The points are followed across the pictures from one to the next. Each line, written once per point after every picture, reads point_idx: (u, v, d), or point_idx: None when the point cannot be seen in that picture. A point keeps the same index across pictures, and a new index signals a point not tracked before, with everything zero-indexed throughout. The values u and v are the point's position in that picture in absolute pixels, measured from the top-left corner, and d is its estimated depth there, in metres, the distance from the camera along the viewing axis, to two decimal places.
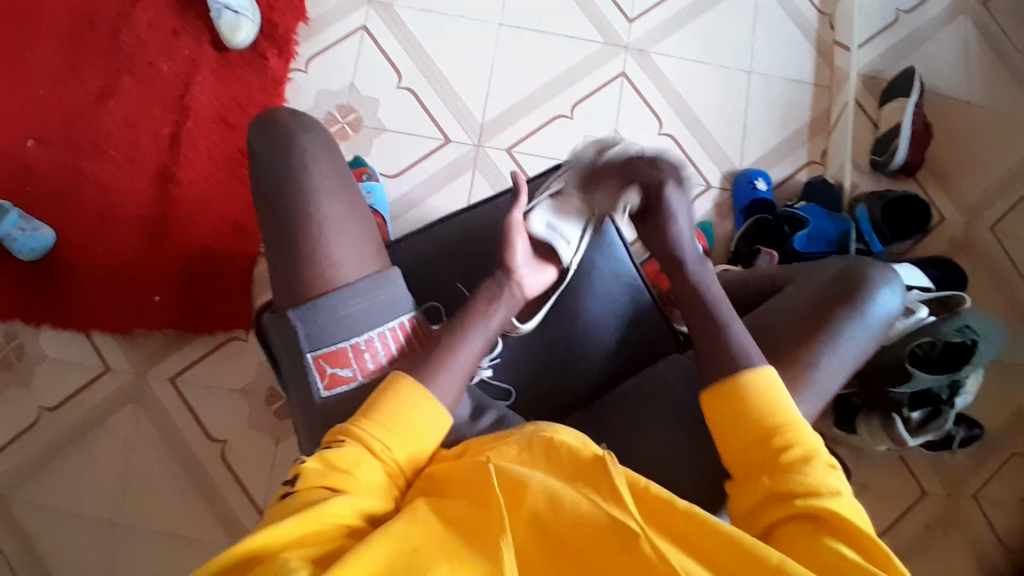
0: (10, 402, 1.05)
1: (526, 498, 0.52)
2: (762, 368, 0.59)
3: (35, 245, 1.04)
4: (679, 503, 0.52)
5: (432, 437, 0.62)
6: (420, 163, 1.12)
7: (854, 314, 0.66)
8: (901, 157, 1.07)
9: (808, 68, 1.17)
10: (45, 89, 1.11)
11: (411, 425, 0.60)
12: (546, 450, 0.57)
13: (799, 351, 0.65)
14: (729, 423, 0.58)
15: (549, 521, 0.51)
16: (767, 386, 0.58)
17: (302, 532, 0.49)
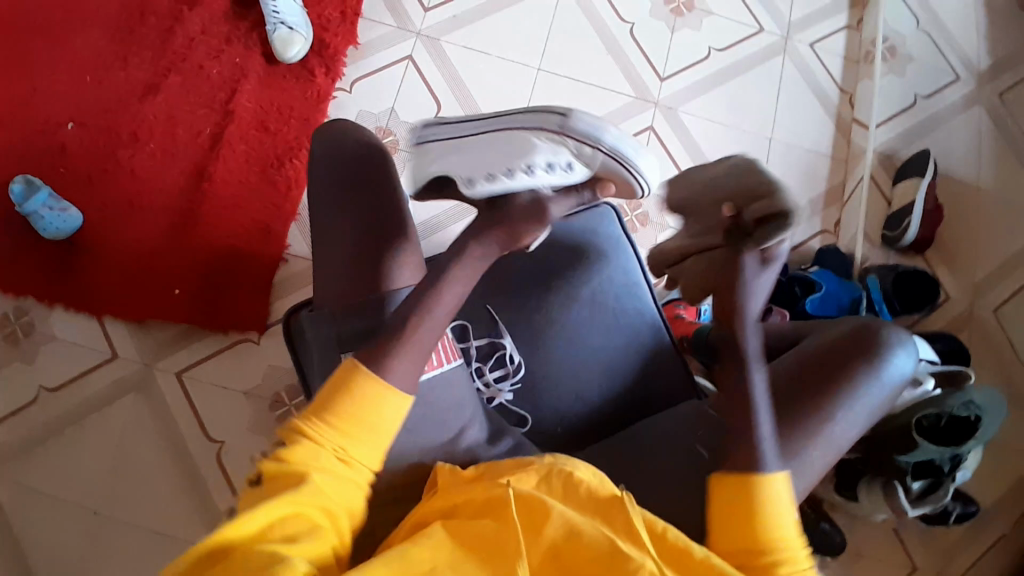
0: (12, 378, 1.05)
1: (543, 535, 0.55)
2: (776, 478, 0.61)
3: (61, 225, 1.05)
4: (696, 552, 0.55)
5: (394, 428, 0.61)
6: (450, 189, 1.16)
7: (872, 373, 0.73)
8: (911, 235, 1.12)
9: (828, 141, 1.22)
10: (94, 77, 1.14)
11: (373, 420, 0.60)
12: (565, 485, 0.60)
13: (818, 402, 0.71)
14: (729, 516, 0.60)
15: (566, 553, 0.55)
16: (780, 494, 0.60)
17: (267, 520, 0.53)
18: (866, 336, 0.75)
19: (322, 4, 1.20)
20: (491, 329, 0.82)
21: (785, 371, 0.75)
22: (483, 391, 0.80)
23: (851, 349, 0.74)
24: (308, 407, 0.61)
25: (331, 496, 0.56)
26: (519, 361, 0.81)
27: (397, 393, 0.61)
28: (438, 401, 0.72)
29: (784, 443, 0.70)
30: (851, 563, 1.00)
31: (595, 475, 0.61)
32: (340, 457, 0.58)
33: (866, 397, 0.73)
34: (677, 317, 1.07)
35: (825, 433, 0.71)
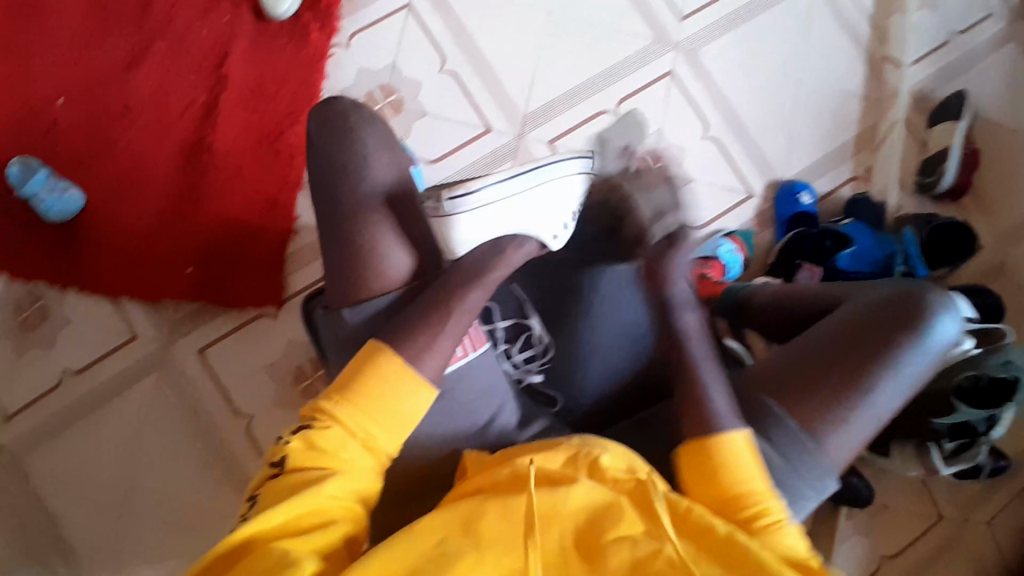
0: (33, 363, 1.04)
1: (566, 503, 0.58)
2: (733, 435, 0.63)
3: (63, 207, 1.02)
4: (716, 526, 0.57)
5: (413, 418, 0.64)
6: (461, 150, 1.10)
7: (914, 342, 0.69)
8: (948, 181, 1.06)
9: (858, 81, 1.15)
10: (81, 46, 1.08)
11: (393, 409, 0.63)
12: (591, 467, 0.61)
13: (858, 378, 0.69)
14: (700, 476, 0.63)
15: (589, 529, 0.57)
16: (740, 451, 0.62)
17: (293, 514, 0.55)
18: (906, 300, 0.71)
19: None
20: (518, 310, 0.82)
21: (818, 338, 0.73)
22: (512, 372, 0.80)
23: (891, 316, 0.71)
24: (329, 390, 0.64)
25: (350, 483, 0.59)
26: (546, 341, 0.80)
27: (419, 383, 0.65)
28: (469, 392, 0.72)
29: (819, 416, 0.68)
30: (874, 514, 1.02)
31: (625, 462, 0.61)
32: (363, 443, 0.62)
33: (907, 364, 0.69)
34: (702, 276, 1.02)
35: (863, 403, 0.68)
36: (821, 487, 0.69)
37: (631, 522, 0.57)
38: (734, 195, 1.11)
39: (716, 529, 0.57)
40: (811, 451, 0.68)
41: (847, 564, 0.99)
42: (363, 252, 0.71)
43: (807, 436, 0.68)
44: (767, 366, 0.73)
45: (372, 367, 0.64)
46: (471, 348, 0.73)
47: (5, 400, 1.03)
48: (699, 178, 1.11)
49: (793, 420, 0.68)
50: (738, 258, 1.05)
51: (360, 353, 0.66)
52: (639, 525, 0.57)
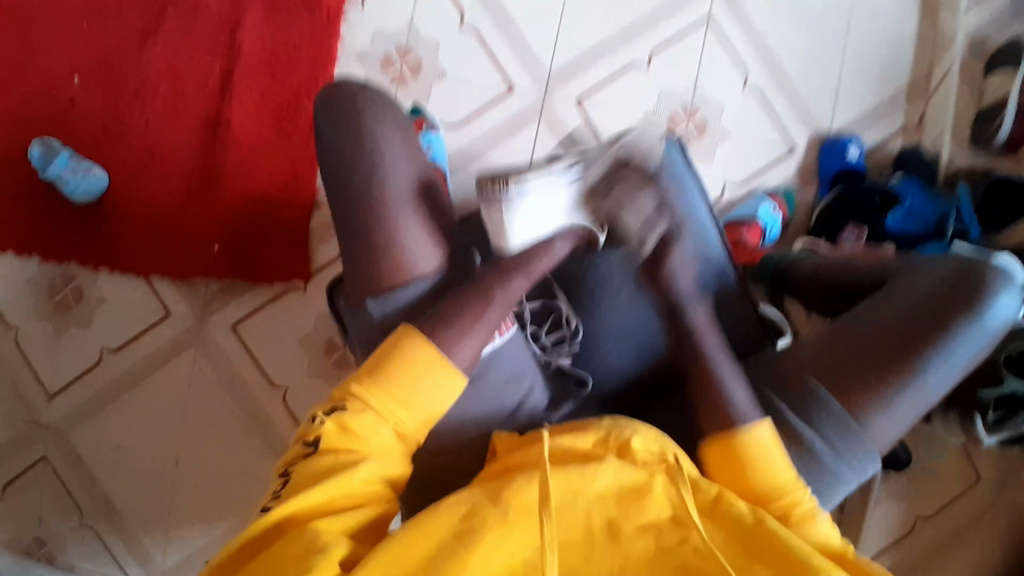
0: (72, 342, 1.06)
1: (595, 484, 0.54)
2: (758, 426, 0.61)
3: (88, 188, 1.01)
4: (744, 514, 0.54)
5: (441, 405, 0.62)
6: (482, 113, 1.05)
7: (972, 319, 0.65)
8: (1005, 133, 0.98)
9: (912, 22, 1.06)
10: (91, 20, 1.05)
11: (423, 398, 0.61)
12: (622, 449, 0.58)
13: (909, 357, 0.65)
14: (730, 474, 0.60)
15: (619, 514, 0.54)
16: (765, 443, 0.60)
17: (326, 497, 0.54)
18: (964, 276, 0.66)
19: None
20: (545, 292, 0.81)
21: (867, 316, 0.68)
22: (540, 356, 0.78)
23: (947, 294, 0.66)
24: (361, 373, 0.61)
25: (380, 468, 0.57)
26: (576, 322, 0.79)
27: (451, 373, 0.63)
28: (500, 376, 0.71)
29: (865, 397, 0.64)
30: (912, 480, 1.00)
31: (657, 444, 0.58)
32: (394, 429, 0.60)
33: (961, 344, 0.65)
34: (740, 240, 0.97)
35: (912, 384, 0.64)
36: (862, 470, 0.65)
37: (658, 510, 0.54)
38: (775, 151, 1.05)
39: (744, 516, 0.54)
40: (855, 434, 0.64)
41: (882, 525, 0.99)
42: (387, 243, 0.69)
43: (852, 419, 0.64)
44: (810, 344, 0.70)
45: (405, 352, 0.62)
46: (500, 333, 0.70)
47: (49, 377, 1.05)
48: (736, 133, 1.05)
49: (838, 402, 0.65)
50: (777, 219, 0.99)
51: (392, 337, 0.64)
52: (668, 510, 0.55)
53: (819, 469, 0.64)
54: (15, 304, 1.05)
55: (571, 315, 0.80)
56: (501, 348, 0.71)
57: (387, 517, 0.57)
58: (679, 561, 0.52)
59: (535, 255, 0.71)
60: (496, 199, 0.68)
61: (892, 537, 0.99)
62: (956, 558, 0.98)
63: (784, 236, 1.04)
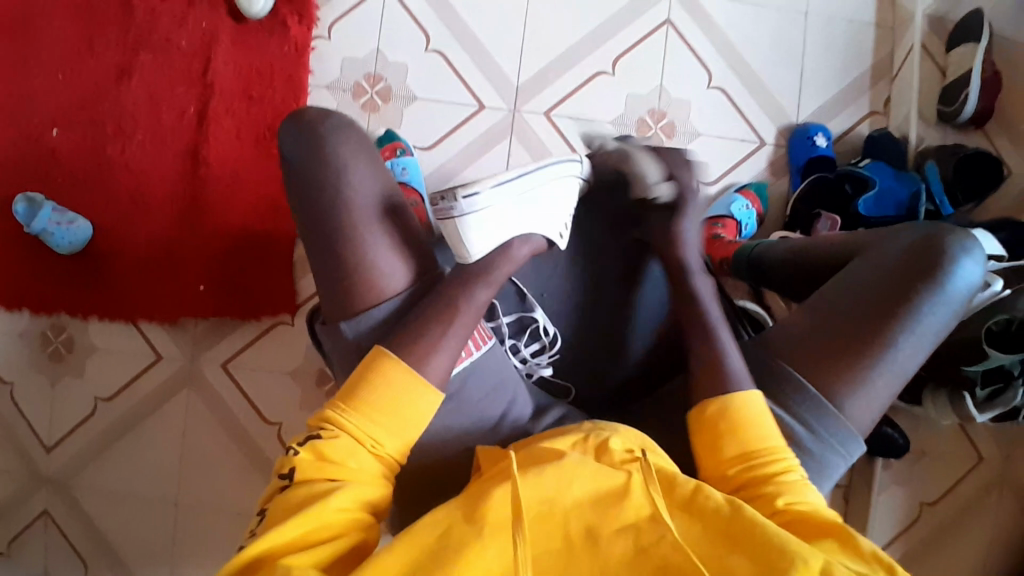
0: (66, 392, 1.06)
1: (571, 490, 0.55)
2: (749, 393, 0.62)
3: (72, 238, 1.01)
4: (724, 506, 0.54)
5: (418, 418, 0.64)
6: (454, 133, 1.06)
7: (936, 291, 0.65)
8: (971, 108, 0.99)
9: (869, 7, 1.08)
10: (62, 70, 1.06)
11: (400, 417, 0.63)
12: (599, 450, 0.60)
13: (880, 329, 0.65)
14: (713, 445, 0.61)
15: (598, 518, 0.54)
16: (754, 406, 0.62)
17: (300, 531, 0.55)
18: (929, 250, 0.67)
19: None
20: (519, 304, 0.83)
21: (837, 296, 0.69)
22: (521, 367, 0.81)
23: (912, 268, 0.67)
24: (335, 399, 0.64)
25: (357, 492, 0.59)
26: (554, 332, 0.83)
27: (425, 389, 0.65)
28: (477, 393, 0.72)
29: (839, 376, 0.65)
30: (914, 464, 0.99)
31: (631, 444, 0.61)
32: (372, 450, 0.62)
33: (929, 317, 0.65)
34: (716, 237, 0.99)
35: (885, 359, 0.65)
36: (845, 452, 0.66)
37: (638, 509, 0.55)
38: (746, 145, 1.06)
39: (722, 507, 0.54)
40: (833, 418, 0.65)
41: (887, 515, 0.98)
42: (361, 267, 0.70)
43: (828, 402, 0.65)
44: (784, 332, 0.70)
45: (370, 367, 0.64)
46: (474, 348, 0.72)
47: (47, 430, 1.05)
48: (706, 131, 1.06)
49: (814, 386, 0.66)
50: (752, 213, 1.01)
51: (367, 357, 0.66)
52: (646, 509, 0.55)
53: (803, 457, 0.65)
54: (10, 359, 1.06)
55: (548, 326, 0.83)
56: (474, 365, 0.72)
57: (367, 543, 0.59)
58: (656, 561, 0.52)
59: (496, 263, 0.72)
60: (445, 213, 0.73)
61: (897, 523, 0.98)
62: (965, 538, 0.97)
63: (761, 230, 1.05)
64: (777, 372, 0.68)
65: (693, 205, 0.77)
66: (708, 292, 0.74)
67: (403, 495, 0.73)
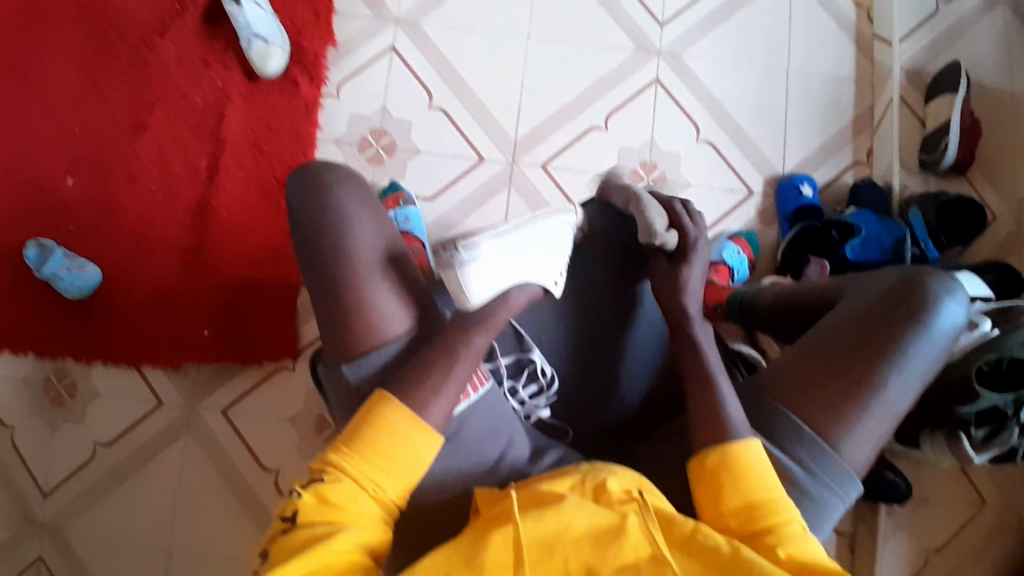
0: (65, 438, 1.06)
1: (570, 529, 0.55)
2: (745, 444, 0.62)
3: (81, 283, 1.04)
4: (723, 547, 0.55)
5: (418, 458, 0.66)
6: (455, 184, 1.11)
7: (921, 330, 0.67)
8: (951, 157, 1.04)
9: (848, 64, 1.15)
10: (82, 126, 1.12)
11: (402, 460, 0.65)
12: (597, 491, 0.60)
13: (870, 370, 0.66)
14: (713, 495, 0.61)
15: (598, 555, 0.55)
16: (751, 457, 0.61)
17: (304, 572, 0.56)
18: (911, 290, 0.69)
19: (294, 8, 1.15)
20: (517, 345, 0.84)
21: (826, 337, 0.70)
22: (518, 409, 0.82)
23: (898, 308, 0.68)
24: (337, 442, 0.65)
25: (358, 534, 0.61)
26: (551, 373, 0.84)
27: (426, 433, 0.66)
28: (476, 434, 0.73)
29: (832, 415, 0.66)
30: (916, 509, 0.98)
31: (629, 484, 0.60)
32: (373, 495, 0.63)
33: (918, 355, 0.67)
34: (708, 283, 1.02)
35: (876, 398, 0.66)
36: (842, 493, 0.67)
37: (636, 548, 0.55)
38: (734, 195, 1.10)
39: (721, 548, 0.55)
40: (826, 454, 0.66)
41: (893, 563, 0.96)
42: (363, 304, 0.72)
43: (823, 442, 0.66)
44: (776, 370, 0.71)
45: (370, 412, 0.66)
46: (474, 390, 0.73)
47: (44, 475, 1.05)
48: (696, 182, 1.11)
49: (807, 425, 0.67)
50: (743, 259, 1.05)
51: (368, 402, 0.68)
52: (647, 549, 0.56)
53: (805, 500, 0.66)
54: (11, 404, 1.07)
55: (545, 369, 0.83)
56: (474, 407, 0.73)
57: None
58: None
59: (493, 307, 0.74)
60: (447, 263, 0.73)
61: (904, 571, 0.96)
62: None
63: (753, 275, 1.08)
64: (768, 409, 0.69)
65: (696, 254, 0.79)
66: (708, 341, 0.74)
67: (400, 534, 0.72)
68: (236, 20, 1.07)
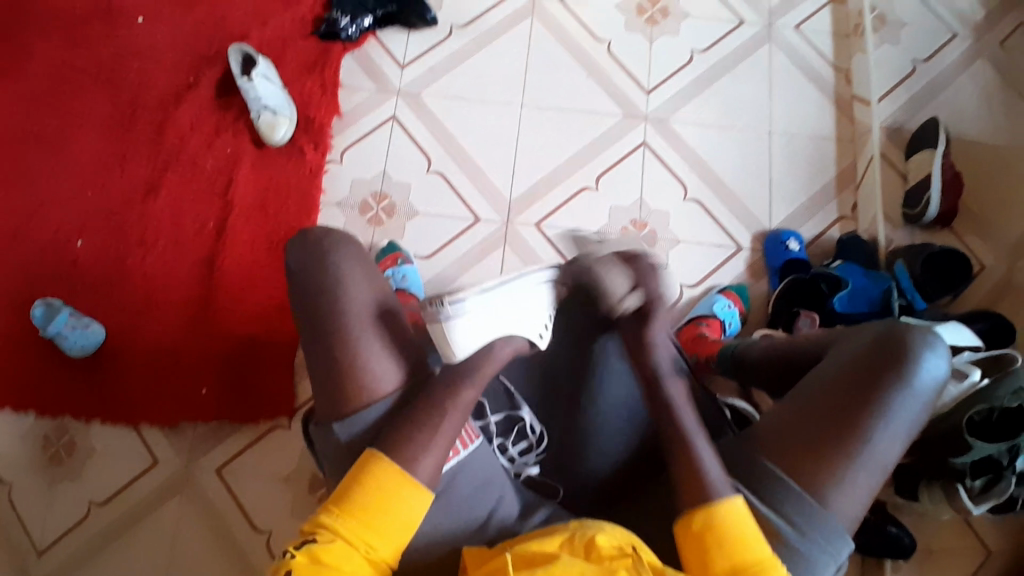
0: (60, 496, 1.06)
1: None
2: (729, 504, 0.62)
3: (86, 341, 1.07)
4: None
5: (414, 515, 0.66)
6: (451, 243, 1.15)
7: (903, 383, 0.67)
8: (934, 210, 1.06)
9: (829, 124, 1.19)
10: (97, 192, 1.17)
11: (395, 520, 0.65)
12: (587, 548, 0.60)
13: (854, 425, 0.66)
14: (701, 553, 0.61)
15: None
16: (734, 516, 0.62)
17: None
18: (890, 344, 0.69)
19: (302, 81, 1.23)
20: (506, 403, 0.87)
21: (810, 392, 0.70)
22: (510, 466, 0.84)
23: (879, 361, 0.68)
24: (328, 503, 0.66)
25: None
26: (540, 429, 0.86)
27: (418, 489, 0.67)
28: (468, 488, 0.73)
29: (819, 470, 0.66)
30: (926, 566, 0.95)
31: (621, 538, 0.61)
32: (365, 554, 0.63)
33: (901, 411, 0.67)
34: (700, 335, 1.02)
35: (862, 455, 0.66)
36: (833, 550, 0.65)
37: None
38: (724, 251, 1.13)
39: None
40: (816, 512, 0.65)
41: None
42: (353, 354, 0.74)
43: (811, 497, 0.65)
44: (763, 425, 0.71)
45: (364, 472, 0.67)
46: (463, 446, 0.74)
47: (39, 532, 1.04)
48: (684, 238, 1.14)
49: (795, 481, 0.66)
50: (734, 313, 1.06)
51: (358, 462, 0.68)
52: None
53: (790, 556, 0.65)
54: (9, 462, 1.07)
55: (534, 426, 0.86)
56: (463, 465, 0.73)
57: None
58: None
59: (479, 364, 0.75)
60: (434, 317, 0.78)
61: None
62: None
63: (745, 328, 1.10)
64: (754, 461, 0.69)
65: (663, 310, 0.79)
66: (680, 398, 0.73)
67: None
68: (248, 93, 1.14)
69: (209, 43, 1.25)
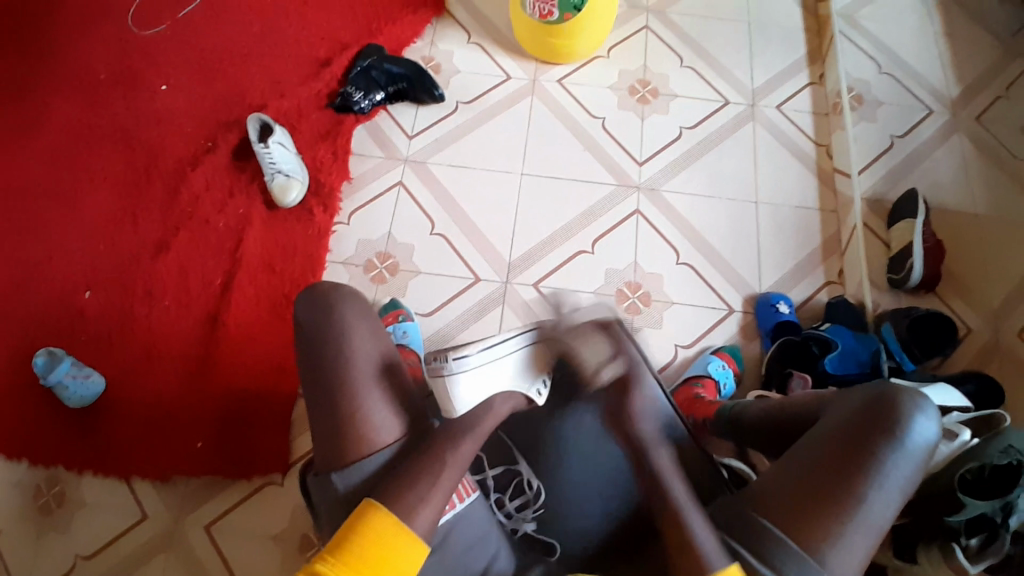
0: (45, 550, 1.04)
1: None
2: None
3: (85, 392, 1.08)
4: None
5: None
6: (453, 301, 1.18)
7: (895, 445, 0.68)
8: (918, 275, 1.10)
9: (812, 196, 1.26)
10: (110, 247, 1.22)
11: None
12: None
13: (847, 483, 0.67)
14: None
15: None
16: None
17: None
18: (881, 407, 0.71)
19: (315, 148, 1.30)
20: (506, 457, 0.86)
21: (806, 453, 0.71)
22: (506, 522, 0.82)
23: (871, 423, 0.70)
24: (325, 552, 0.64)
25: None
26: (537, 484, 0.83)
27: (417, 544, 0.67)
28: (463, 542, 0.73)
29: (816, 528, 0.66)
30: None
31: None
32: None
33: (894, 470, 0.68)
34: (696, 396, 1.04)
35: (858, 513, 0.66)
36: None
37: None
38: (716, 314, 1.16)
39: None
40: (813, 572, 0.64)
41: None
42: (353, 398, 0.75)
43: (809, 557, 0.65)
44: (760, 486, 0.72)
45: (374, 528, 0.66)
46: (458, 500, 0.74)
47: None
48: (678, 301, 1.17)
49: (792, 540, 0.66)
50: (728, 373, 1.08)
51: (357, 512, 0.67)
52: None
53: None
54: None
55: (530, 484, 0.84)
56: (457, 520, 0.73)
57: None
58: None
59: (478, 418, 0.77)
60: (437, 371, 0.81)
61: None
62: None
63: (739, 389, 1.12)
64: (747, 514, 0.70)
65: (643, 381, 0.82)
66: (669, 468, 0.76)
67: None
68: (263, 158, 1.20)
69: (229, 112, 1.33)
